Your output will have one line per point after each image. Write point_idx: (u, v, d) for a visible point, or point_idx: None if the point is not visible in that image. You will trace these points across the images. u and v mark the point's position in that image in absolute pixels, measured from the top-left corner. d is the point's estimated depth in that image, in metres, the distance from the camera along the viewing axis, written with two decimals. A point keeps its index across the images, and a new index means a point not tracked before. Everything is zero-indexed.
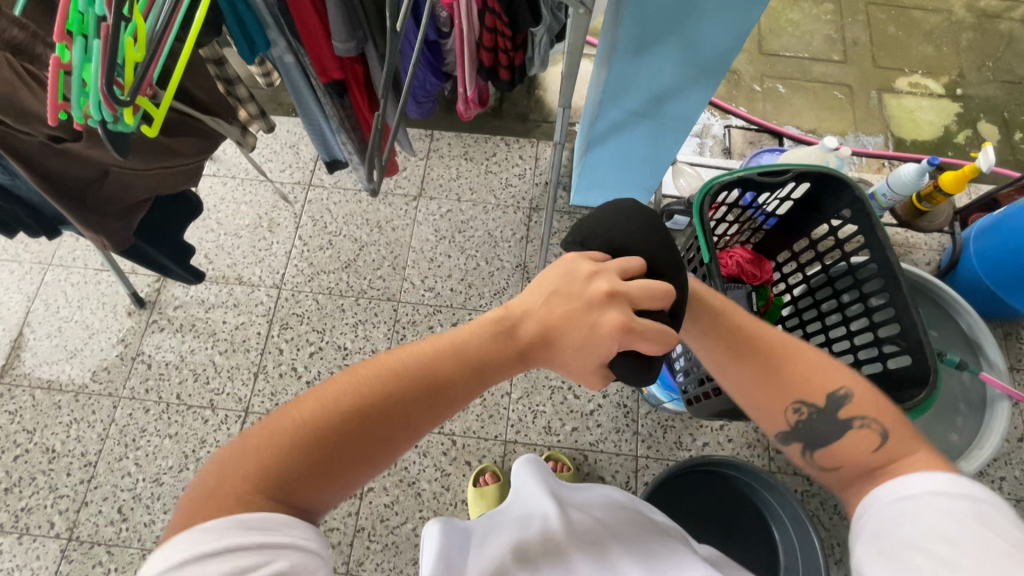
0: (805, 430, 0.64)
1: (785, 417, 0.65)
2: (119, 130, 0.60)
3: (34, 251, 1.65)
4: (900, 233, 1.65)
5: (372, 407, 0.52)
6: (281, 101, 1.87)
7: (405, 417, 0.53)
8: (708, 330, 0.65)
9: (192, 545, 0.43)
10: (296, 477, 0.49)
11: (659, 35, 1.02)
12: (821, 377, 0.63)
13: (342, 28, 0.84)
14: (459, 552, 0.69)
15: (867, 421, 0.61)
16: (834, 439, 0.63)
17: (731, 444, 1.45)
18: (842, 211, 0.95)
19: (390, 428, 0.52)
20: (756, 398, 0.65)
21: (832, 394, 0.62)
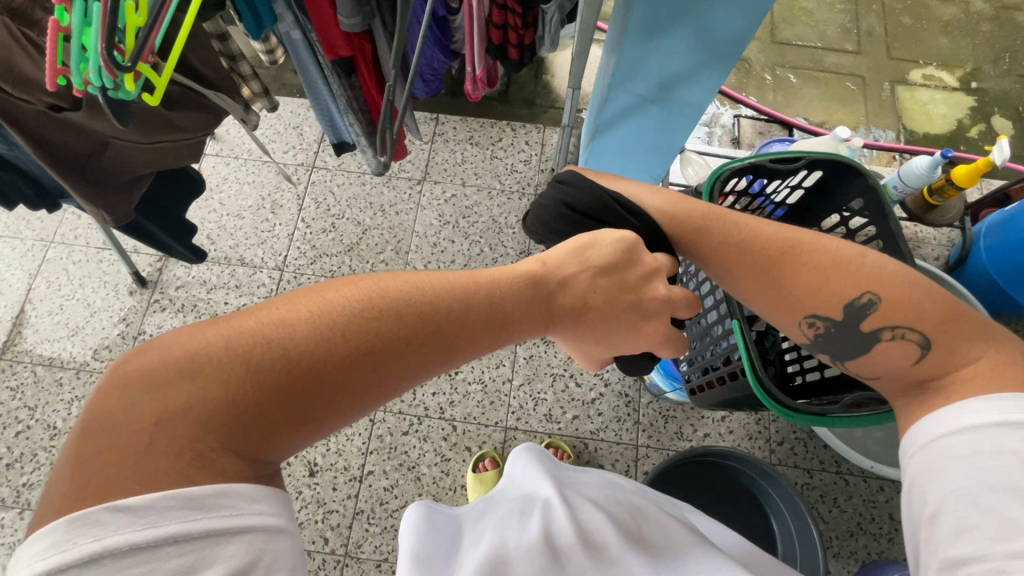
0: (829, 339, 0.71)
1: (803, 330, 0.71)
2: (119, 98, 0.58)
3: (36, 228, 1.64)
4: (909, 227, 1.63)
5: (307, 369, 0.44)
6: (286, 82, 1.85)
7: (347, 386, 0.46)
8: (724, 254, 0.72)
9: (77, 525, 0.34)
10: (253, 425, 0.42)
11: (672, 18, 0.99)
12: (845, 283, 0.66)
13: (349, 2, 0.82)
14: (454, 532, 0.68)
15: (894, 330, 0.65)
16: (861, 347, 0.69)
17: (732, 436, 1.44)
18: (853, 201, 0.93)
19: (325, 396, 0.46)
20: (775, 311, 0.71)
21: (853, 305, 0.67)
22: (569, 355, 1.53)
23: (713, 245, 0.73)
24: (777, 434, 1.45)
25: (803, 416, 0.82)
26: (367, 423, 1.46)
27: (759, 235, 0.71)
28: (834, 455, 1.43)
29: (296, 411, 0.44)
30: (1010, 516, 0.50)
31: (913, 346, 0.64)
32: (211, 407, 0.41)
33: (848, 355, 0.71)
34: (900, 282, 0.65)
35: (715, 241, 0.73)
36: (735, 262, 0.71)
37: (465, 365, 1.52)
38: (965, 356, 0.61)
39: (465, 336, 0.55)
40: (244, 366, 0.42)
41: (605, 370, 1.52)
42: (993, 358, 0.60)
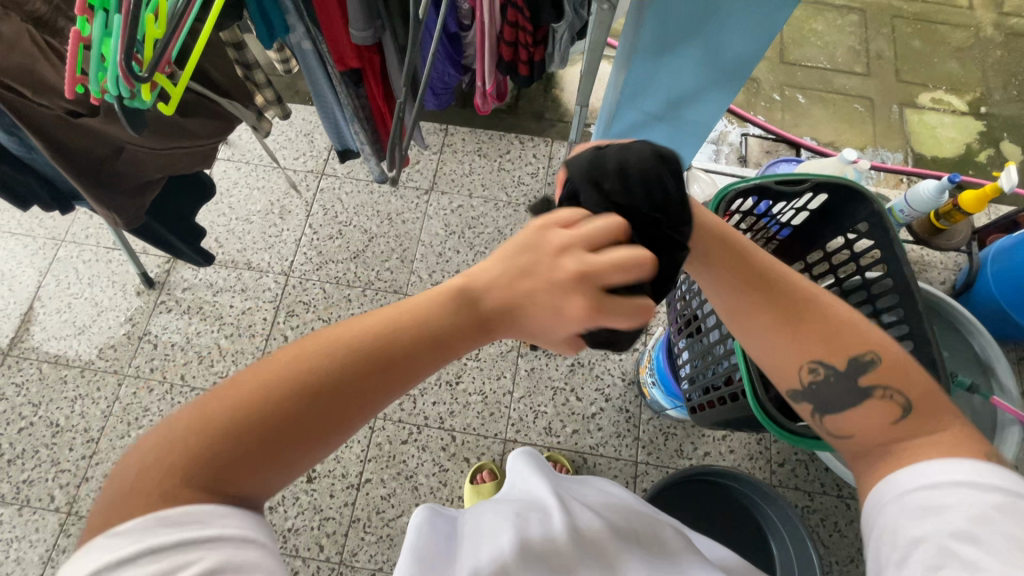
0: (818, 391, 0.62)
1: (798, 375, 0.62)
2: (134, 107, 0.60)
3: (48, 227, 1.67)
4: (916, 250, 1.62)
5: (294, 395, 0.43)
6: (299, 90, 1.87)
7: (342, 408, 0.45)
8: (728, 279, 0.62)
9: (106, 552, 0.37)
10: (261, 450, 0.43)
11: (679, 37, 1.00)
12: (850, 337, 0.59)
13: (362, 16, 0.83)
14: (450, 534, 0.69)
15: (889, 391, 0.59)
16: (850, 404, 0.61)
17: (733, 455, 1.43)
18: (858, 224, 0.93)
19: (316, 419, 0.44)
20: (774, 348, 0.61)
21: (856, 360, 0.60)
22: (570, 369, 1.53)
23: (715, 266, 0.62)
24: (778, 455, 1.44)
25: (802, 439, 0.82)
26: (367, 431, 1.46)
27: (763, 261, 0.62)
28: (835, 478, 1.41)
29: (293, 437, 0.43)
30: (971, 561, 0.47)
31: (896, 406, 0.58)
32: (214, 442, 0.42)
33: (835, 410, 0.62)
34: (899, 349, 0.61)
35: (721, 263, 0.62)
36: (741, 291, 0.61)
37: (466, 376, 1.52)
38: (943, 424, 0.57)
39: (475, 336, 0.50)
40: (238, 402, 0.42)
41: (606, 385, 1.51)
42: (960, 431, 0.57)
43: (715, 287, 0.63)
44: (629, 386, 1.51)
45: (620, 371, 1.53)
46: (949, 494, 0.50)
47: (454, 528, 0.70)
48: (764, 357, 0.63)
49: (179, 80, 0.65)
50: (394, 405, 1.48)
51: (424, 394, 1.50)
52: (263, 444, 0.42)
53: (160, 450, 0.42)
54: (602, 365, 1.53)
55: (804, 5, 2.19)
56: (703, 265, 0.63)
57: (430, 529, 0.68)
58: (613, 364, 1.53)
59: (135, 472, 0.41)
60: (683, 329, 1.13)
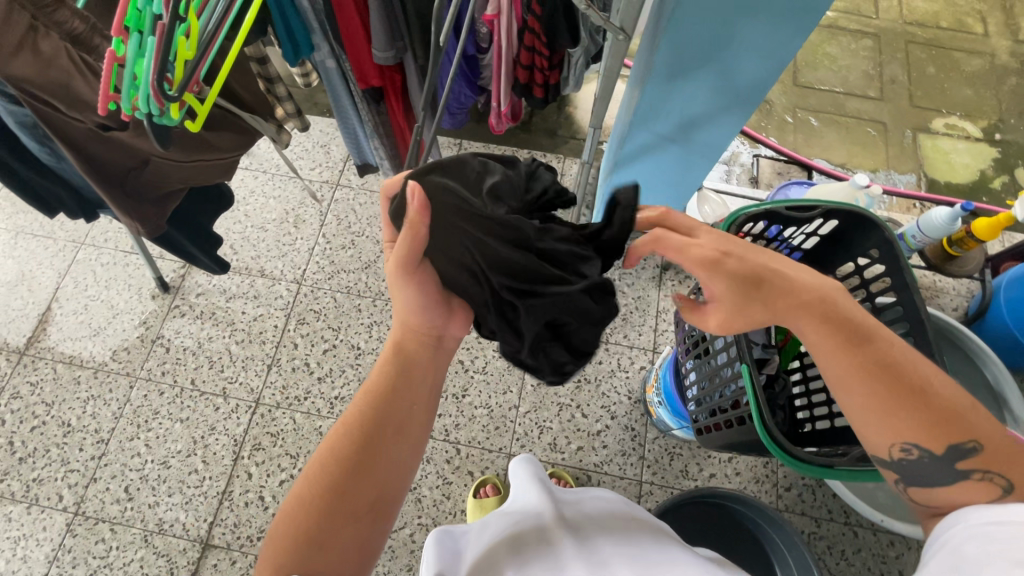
0: (906, 467, 0.64)
1: (891, 450, 0.64)
2: (162, 123, 0.62)
3: (69, 229, 1.70)
4: (928, 276, 1.61)
5: (367, 439, 0.66)
6: (317, 102, 1.91)
7: (382, 437, 0.67)
8: (840, 356, 0.64)
9: None
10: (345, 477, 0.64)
11: (693, 62, 1.02)
12: (958, 424, 0.60)
13: (384, 38, 0.86)
14: (459, 556, 0.67)
15: (990, 476, 0.59)
16: (940, 482, 0.63)
17: (739, 478, 1.42)
18: (869, 251, 0.93)
19: (384, 449, 0.67)
20: (873, 418, 0.63)
21: (955, 445, 0.61)
22: (576, 385, 1.53)
23: (830, 345, 0.65)
24: (784, 479, 1.43)
25: (809, 466, 0.82)
26: None
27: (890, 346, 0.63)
28: (843, 504, 1.39)
29: (376, 469, 0.66)
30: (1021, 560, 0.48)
31: (996, 488, 0.58)
32: (327, 498, 0.62)
33: (924, 484, 0.64)
34: (1006, 442, 0.60)
35: (834, 340, 0.64)
36: (855, 370, 0.63)
37: (473, 389, 1.52)
38: None
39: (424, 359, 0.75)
40: (331, 460, 0.65)
41: (612, 403, 1.51)
42: None
43: (828, 363, 0.65)
44: (636, 404, 1.51)
45: (627, 389, 1.53)
46: (1012, 538, 0.51)
47: (462, 549, 0.68)
48: (857, 424, 0.65)
49: (206, 95, 0.67)
50: None
51: None
52: (358, 482, 0.64)
53: (292, 519, 0.62)
54: (609, 382, 1.53)
55: (818, 28, 2.21)
56: (812, 340, 0.66)
57: (444, 542, 0.69)
58: (620, 382, 1.53)
59: (282, 544, 0.60)
60: (691, 350, 1.13)
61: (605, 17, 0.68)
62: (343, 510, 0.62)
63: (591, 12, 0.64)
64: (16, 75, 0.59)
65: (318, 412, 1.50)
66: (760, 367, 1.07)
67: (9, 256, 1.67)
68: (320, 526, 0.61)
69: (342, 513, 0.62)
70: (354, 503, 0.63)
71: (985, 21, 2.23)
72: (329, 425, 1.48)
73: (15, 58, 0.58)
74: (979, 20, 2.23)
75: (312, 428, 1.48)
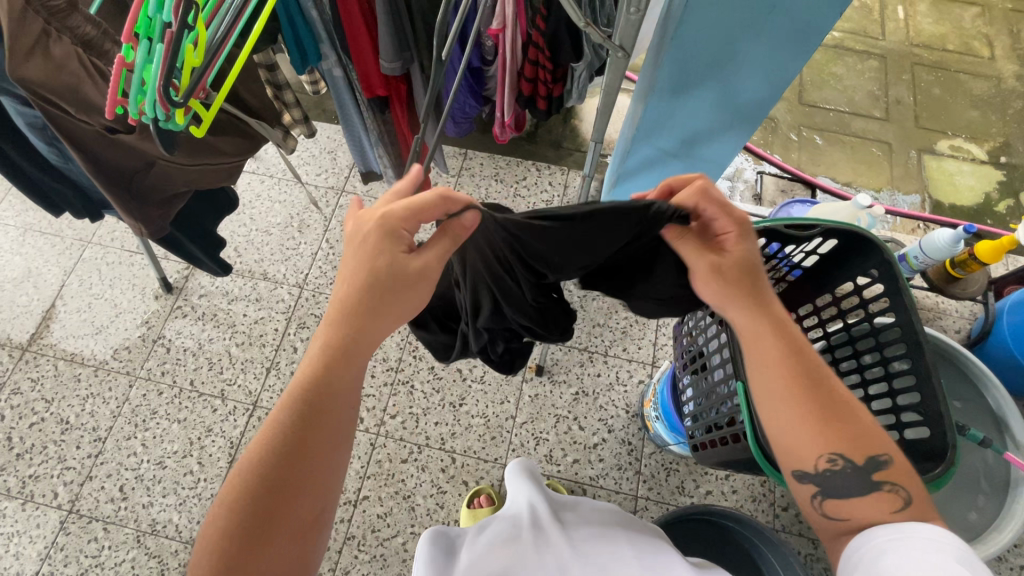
0: (827, 479, 0.69)
1: (815, 462, 0.68)
2: (168, 128, 0.63)
3: (77, 228, 1.72)
4: (931, 297, 1.60)
5: (296, 447, 0.63)
6: (326, 109, 1.94)
7: (314, 428, 0.65)
8: (782, 367, 0.70)
9: None
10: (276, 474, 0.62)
11: (697, 78, 1.03)
12: (868, 437, 0.67)
13: (391, 48, 0.87)
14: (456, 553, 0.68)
15: (896, 487, 0.66)
16: (854, 495, 0.67)
17: (735, 496, 1.41)
18: (868, 270, 0.92)
19: (317, 443, 0.65)
20: (808, 432, 0.68)
21: (873, 459, 0.67)
22: (574, 397, 1.53)
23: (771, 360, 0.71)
24: (782, 498, 1.41)
25: None
26: (368, 447, 1.47)
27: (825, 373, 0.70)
28: None
29: (309, 477, 0.63)
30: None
31: (899, 499, 0.65)
32: (254, 514, 0.60)
33: (844, 498, 0.68)
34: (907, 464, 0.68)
35: (781, 357, 0.70)
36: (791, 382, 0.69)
37: (470, 398, 1.52)
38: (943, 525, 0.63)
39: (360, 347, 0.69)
40: (261, 465, 0.62)
41: (609, 416, 1.50)
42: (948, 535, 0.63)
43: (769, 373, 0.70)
44: (633, 418, 1.50)
45: (624, 402, 1.52)
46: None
47: (459, 547, 0.69)
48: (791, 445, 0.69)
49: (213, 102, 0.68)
50: (396, 423, 1.49)
51: (426, 414, 1.50)
52: (290, 495, 0.62)
53: (222, 541, 0.60)
54: (606, 395, 1.53)
55: (824, 48, 2.22)
56: (758, 351, 0.71)
57: (441, 541, 0.70)
58: (618, 396, 1.53)
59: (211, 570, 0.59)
60: (689, 365, 1.13)
61: (604, 34, 0.69)
62: (274, 525, 0.61)
63: (592, 28, 0.65)
64: (27, 78, 0.60)
65: None
66: None
67: (16, 253, 1.69)
68: (249, 548, 0.59)
69: (274, 530, 0.61)
70: (289, 518, 0.62)
71: (992, 45, 2.24)
72: None
73: (28, 62, 0.59)
74: (985, 43, 2.24)
75: None
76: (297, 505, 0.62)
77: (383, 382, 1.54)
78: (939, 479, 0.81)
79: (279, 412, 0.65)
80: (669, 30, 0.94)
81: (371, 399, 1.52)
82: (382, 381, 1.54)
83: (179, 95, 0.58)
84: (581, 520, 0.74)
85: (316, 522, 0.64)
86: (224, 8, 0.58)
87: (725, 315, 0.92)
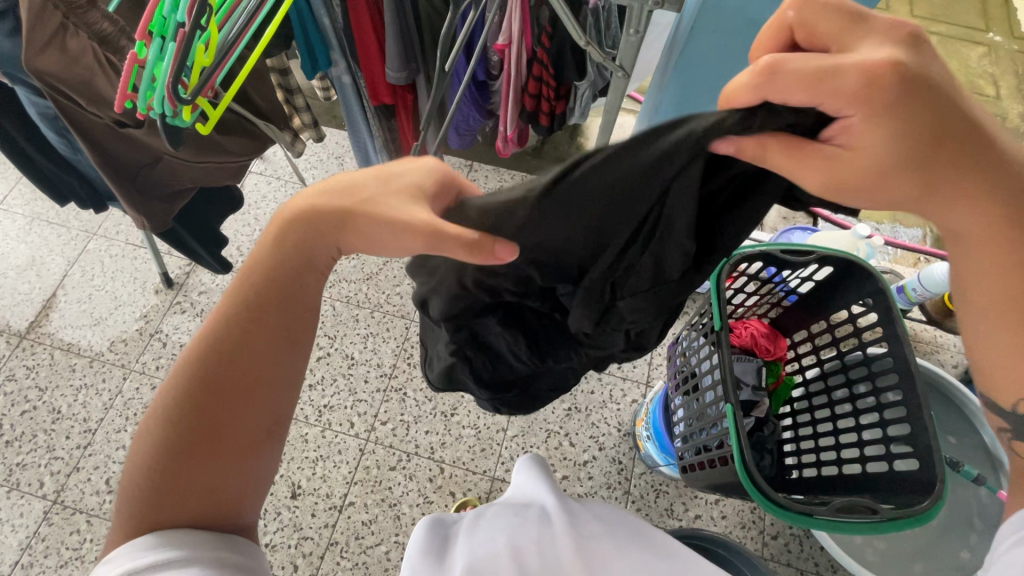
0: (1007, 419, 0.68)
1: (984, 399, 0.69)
2: (176, 125, 0.64)
3: (83, 220, 1.75)
4: (929, 331, 1.60)
5: (227, 369, 0.64)
6: (336, 115, 1.97)
7: (241, 364, 0.65)
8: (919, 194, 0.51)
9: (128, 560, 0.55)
10: (209, 407, 0.63)
11: (699, 104, 1.04)
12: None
13: (397, 60, 0.88)
14: (454, 544, 0.65)
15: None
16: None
17: (724, 521, 1.40)
18: (862, 299, 0.93)
19: (249, 378, 0.65)
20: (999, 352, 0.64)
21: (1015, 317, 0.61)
22: (566, 413, 1.52)
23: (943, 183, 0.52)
24: (771, 526, 1.39)
25: (788, 512, 0.80)
26: (357, 453, 1.46)
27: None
28: (830, 558, 1.36)
29: (242, 398, 0.65)
30: None
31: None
32: (185, 432, 0.62)
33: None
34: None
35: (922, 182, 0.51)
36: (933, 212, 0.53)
37: (463, 409, 1.52)
38: None
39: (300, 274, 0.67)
40: (183, 396, 0.63)
41: (601, 434, 1.50)
42: None
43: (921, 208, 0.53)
44: (625, 437, 1.49)
45: (617, 421, 1.51)
46: None
47: (456, 538, 0.67)
48: (989, 367, 0.66)
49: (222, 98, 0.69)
50: (387, 430, 1.49)
51: (418, 422, 1.50)
52: (222, 418, 0.64)
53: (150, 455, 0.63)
54: (599, 413, 1.52)
55: None
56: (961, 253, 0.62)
57: (438, 531, 0.69)
58: (610, 414, 1.52)
59: (140, 481, 0.62)
60: (682, 386, 1.12)
61: (605, 54, 0.71)
62: (204, 455, 0.63)
63: (592, 47, 0.67)
64: (40, 70, 0.61)
65: (305, 419, 1.49)
66: (749, 410, 1.06)
67: (23, 241, 1.71)
68: (176, 463, 0.62)
69: (203, 449, 0.63)
70: (224, 438, 0.64)
71: (998, 84, 2.27)
72: (314, 433, 1.48)
73: (42, 54, 0.60)
74: (991, 82, 2.27)
75: (297, 435, 1.48)
76: (229, 426, 0.64)
77: (377, 387, 1.54)
78: (927, 513, 0.80)
79: (196, 355, 0.65)
80: (672, 55, 0.97)
81: (364, 405, 1.52)
82: (376, 387, 1.54)
83: (187, 90, 0.60)
84: (584, 507, 0.72)
85: (251, 451, 0.65)
86: (237, 11, 0.60)
87: (718, 337, 0.92)
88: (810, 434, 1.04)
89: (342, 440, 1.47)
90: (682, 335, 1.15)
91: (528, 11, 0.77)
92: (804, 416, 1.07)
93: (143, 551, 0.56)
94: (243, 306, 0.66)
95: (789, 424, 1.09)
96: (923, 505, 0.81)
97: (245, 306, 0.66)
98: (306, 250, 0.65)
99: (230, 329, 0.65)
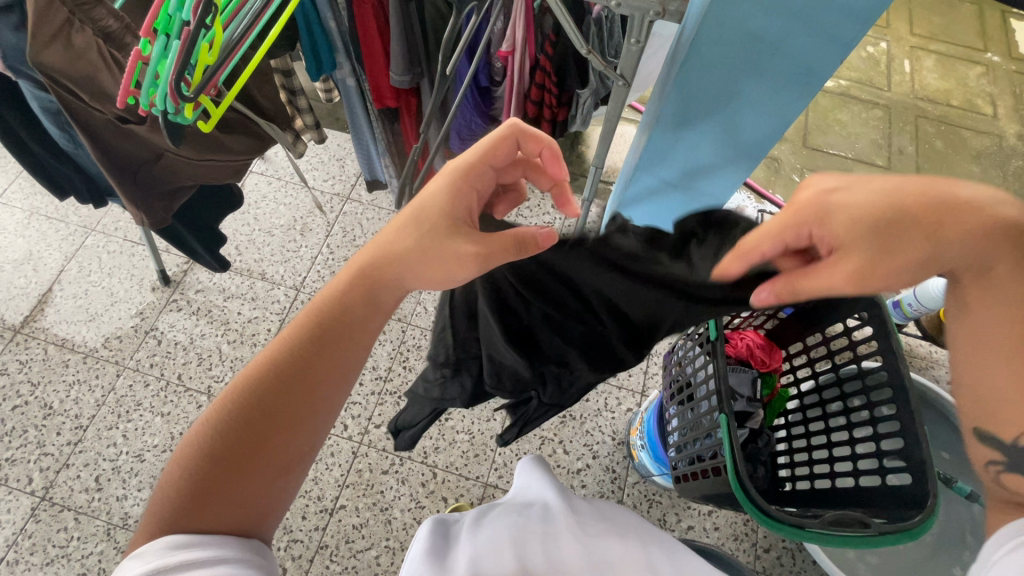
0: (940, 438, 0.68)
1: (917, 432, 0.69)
2: (176, 121, 0.64)
3: (82, 215, 1.74)
4: (924, 346, 1.60)
5: (277, 390, 0.65)
6: (339, 117, 1.97)
7: (305, 375, 0.66)
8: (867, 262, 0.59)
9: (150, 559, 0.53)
10: (265, 413, 0.64)
11: (700, 115, 1.05)
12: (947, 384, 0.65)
13: (401, 64, 0.89)
14: (457, 543, 0.64)
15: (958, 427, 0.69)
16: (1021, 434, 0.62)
17: (717, 533, 1.39)
18: (857, 312, 0.93)
19: (309, 388, 0.66)
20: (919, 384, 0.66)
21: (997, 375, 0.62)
22: (560, 420, 1.52)
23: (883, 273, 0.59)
24: (764, 539, 1.39)
25: (779, 524, 0.80)
26: (349, 455, 1.45)
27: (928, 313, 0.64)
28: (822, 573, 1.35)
29: (288, 417, 0.64)
30: None
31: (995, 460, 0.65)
32: (232, 444, 0.62)
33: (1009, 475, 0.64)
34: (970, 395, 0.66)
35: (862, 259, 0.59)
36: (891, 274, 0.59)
37: (457, 414, 1.51)
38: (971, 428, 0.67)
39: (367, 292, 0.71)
40: (243, 400, 0.64)
41: (595, 442, 1.50)
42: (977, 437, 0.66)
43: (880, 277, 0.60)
44: (619, 446, 1.49)
45: (611, 429, 1.51)
46: None
47: (459, 536, 0.66)
48: (987, 396, 0.63)
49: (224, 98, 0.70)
50: (381, 433, 1.48)
51: None
52: (271, 435, 0.63)
53: (189, 467, 0.61)
54: (594, 421, 1.52)
55: (831, 95, 2.27)
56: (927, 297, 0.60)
57: (441, 528, 0.68)
58: (605, 422, 1.52)
59: (177, 490, 0.60)
60: (676, 395, 1.12)
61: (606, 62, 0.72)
62: (245, 460, 0.62)
63: (593, 56, 0.67)
64: (44, 65, 0.61)
65: None
66: (743, 421, 1.06)
67: (20, 235, 1.70)
68: (220, 477, 0.60)
69: (240, 465, 0.61)
70: (264, 457, 0.63)
71: (995, 103, 2.29)
72: None
73: (47, 49, 0.61)
74: (989, 101, 2.29)
75: None
76: (274, 441, 0.63)
77: (371, 390, 1.53)
78: (919, 527, 0.80)
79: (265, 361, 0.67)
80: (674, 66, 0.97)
81: (358, 407, 1.51)
82: (371, 390, 1.53)
83: (188, 89, 0.60)
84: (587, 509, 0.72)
85: (291, 466, 0.65)
86: (243, 12, 0.60)
87: (714, 346, 0.92)
88: (804, 447, 1.04)
89: (335, 442, 1.46)
90: (677, 345, 1.15)
91: (532, 22, 0.77)
92: (798, 428, 1.07)
93: (172, 550, 0.53)
94: (311, 329, 0.68)
95: (783, 436, 1.09)
96: (914, 520, 0.80)
97: (307, 327, 0.69)
98: (376, 288, 0.72)
99: (288, 351, 0.67)
